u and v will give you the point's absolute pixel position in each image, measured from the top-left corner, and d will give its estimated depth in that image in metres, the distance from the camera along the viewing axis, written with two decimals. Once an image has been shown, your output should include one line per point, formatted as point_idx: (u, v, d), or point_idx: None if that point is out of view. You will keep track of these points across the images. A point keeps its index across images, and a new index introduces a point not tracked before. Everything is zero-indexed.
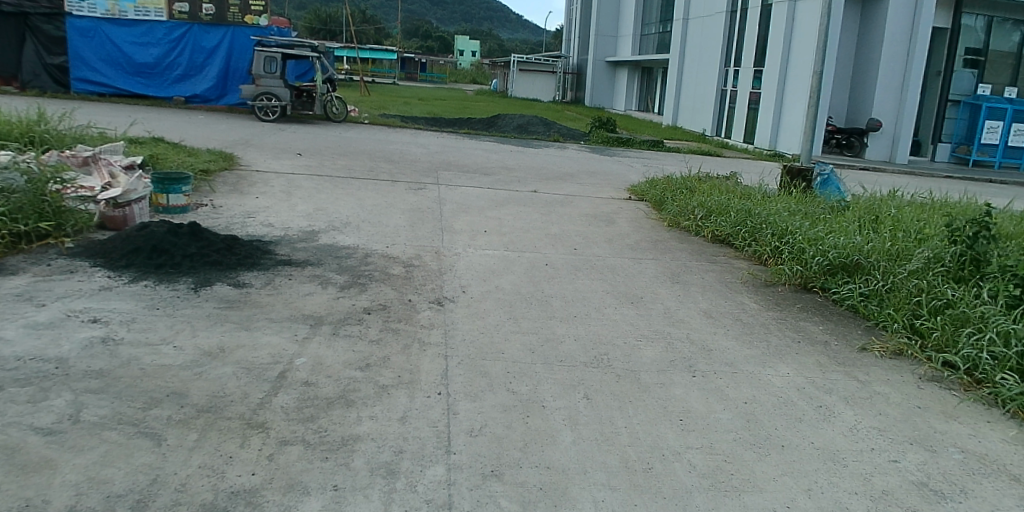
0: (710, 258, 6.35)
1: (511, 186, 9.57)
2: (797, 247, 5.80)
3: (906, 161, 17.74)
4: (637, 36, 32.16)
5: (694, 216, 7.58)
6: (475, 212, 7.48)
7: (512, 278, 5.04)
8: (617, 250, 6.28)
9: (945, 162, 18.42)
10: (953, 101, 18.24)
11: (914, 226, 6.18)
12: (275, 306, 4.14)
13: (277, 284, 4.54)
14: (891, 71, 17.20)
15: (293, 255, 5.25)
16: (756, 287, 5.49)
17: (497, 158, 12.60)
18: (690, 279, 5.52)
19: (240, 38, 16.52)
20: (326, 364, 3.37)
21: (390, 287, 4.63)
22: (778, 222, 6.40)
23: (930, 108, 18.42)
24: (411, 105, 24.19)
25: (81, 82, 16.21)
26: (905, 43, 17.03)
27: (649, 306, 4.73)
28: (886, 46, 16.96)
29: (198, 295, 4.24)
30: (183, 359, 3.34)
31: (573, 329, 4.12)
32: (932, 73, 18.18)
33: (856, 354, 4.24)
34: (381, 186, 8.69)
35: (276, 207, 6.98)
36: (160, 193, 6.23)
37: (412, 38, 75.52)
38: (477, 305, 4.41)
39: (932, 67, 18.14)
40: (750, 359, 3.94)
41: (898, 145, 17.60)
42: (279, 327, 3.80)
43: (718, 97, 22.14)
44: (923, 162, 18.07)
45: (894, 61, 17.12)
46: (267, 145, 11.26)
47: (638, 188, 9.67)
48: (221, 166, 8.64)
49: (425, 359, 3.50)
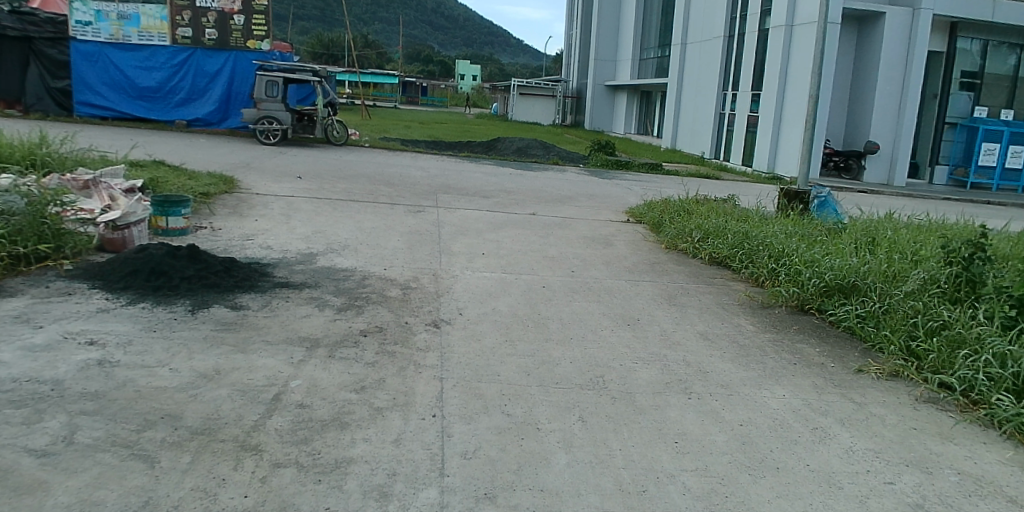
0: (707, 280, 6.38)
1: (510, 209, 9.61)
2: (793, 269, 5.83)
3: (904, 184, 17.85)
4: (637, 60, 32.59)
5: (691, 238, 7.61)
6: (474, 235, 7.51)
7: (509, 300, 5.05)
8: (615, 273, 6.31)
9: (943, 185, 18.51)
10: (950, 123, 18.37)
11: (911, 248, 6.22)
12: (271, 328, 4.15)
13: (274, 307, 4.55)
14: (887, 95, 17.42)
15: (291, 277, 5.27)
16: (752, 309, 5.51)
17: (497, 181, 12.66)
18: (687, 301, 5.53)
19: (243, 62, 16.71)
20: (322, 387, 3.37)
21: (388, 310, 4.65)
22: (775, 243, 6.44)
23: (927, 130, 18.59)
24: (411, 128, 24.42)
25: (83, 106, 16.39)
26: (899, 68, 17.31)
27: (646, 328, 4.73)
28: (880, 71, 17.22)
29: (195, 318, 4.25)
30: (179, 381, 3.35)
31: (569, 351, 4.12)
32: (930, 96, 18.39)
33: (852, 376, 4.25)
34: (380, 208, 8.74)
35: (276, 230, 7.00)
36: (160, 215, 6.27)
37: (413, 63, 76.45)
38: (474, 327, 4.42)
39: (929, 90, 18.36)
40: (745, 381, 3.94)
41: (896, 168, 17.74)
42: (275, 350, 3.81)
43: (716, 120, 22.35)
44: (922, 185, 18.15)
45: (890, 86, 17.36)
46: (268, 168, 11.32)
47: (637, 210, 9.72)
48: (221, 190, 8.70)
49: (421, 382, 3.51)
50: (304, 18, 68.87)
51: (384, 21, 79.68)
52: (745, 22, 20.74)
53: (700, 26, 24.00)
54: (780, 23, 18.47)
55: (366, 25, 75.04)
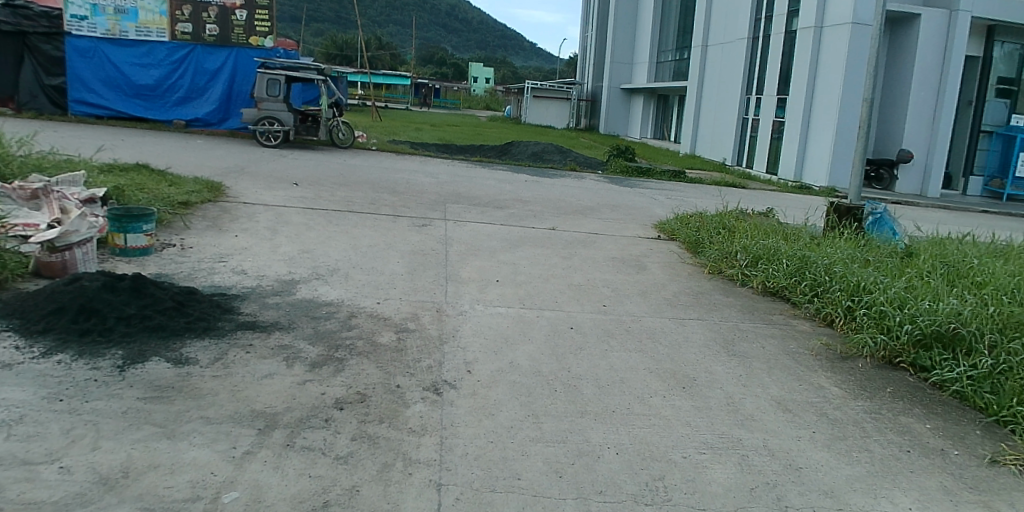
0: (765, 318, 5.31)
1: (526, 222, 8.59)
2: (877, 310, 4.76)
3: (939, 196, 16.72)
4: (653, 63, 31.52)
5: (738, 262, 6.57)
6: (486, 255, 6.52)
7: (529, 350, 4.02)
8: (654, 307, 5.26)
9: (978, 197, 17.34)
10: (985, 132, 17.19)
11: (1017, 285, 5.12)
12: (218, 396, 3.12)
13: (229, 361, 3.52)
14: (923, 100, 16.30)
15: (260, 315, 4.27)
16: (829, 361, 4.46)
17: (511, 188, 11.68)
18: (749, 350, 4.48)
19: (244, 60, 15.81)
20: (265, 505, 2.35)
21: (375, 365, 3.63)
22: (848, 277, 5.38)
23: (960, 139, 17.47)
24: (422, 130, 23.50)
25: (79, 104, 15.58)
26: (936, 73, 16.18)
27: (706, 393, 3.68)
28: (916, 76, 16.10)
29: (122, 379, 3.23)
30: (64, 492, 2.35)
31: (612, 434, 3.08)
32: (965, 103, 17.17)
33: (985, 471, 3.19)
34: (381, 221, 7.76)
35: (256, 248, 6.04)
36: (117, 231, 5.32)
37: (426, 65, 75.61)
38: (486, 393, 3.39)
39: (964, 96, 17.18)
40: (854, 487, 2.89)
41: (931, 179, 16.61)
42: (216, 434, 2.80)
43: (740, 125, 21.23)
44: (955, 197, 17.04)
45: (926, 92, 16.25)
46: (263, 174, 10.37)
47: (668, 226, 8.69)
48: (203, 198, 7.76)
49: (409, 493, 2.49)
50: (318, 19, 68.36)
51: (397, 23, 78.96)
52: (770, 23, 19.63)
53: (722, 27, 22.90)
54: (809, 24, 17.37)
55: (380, 27, 74.51)
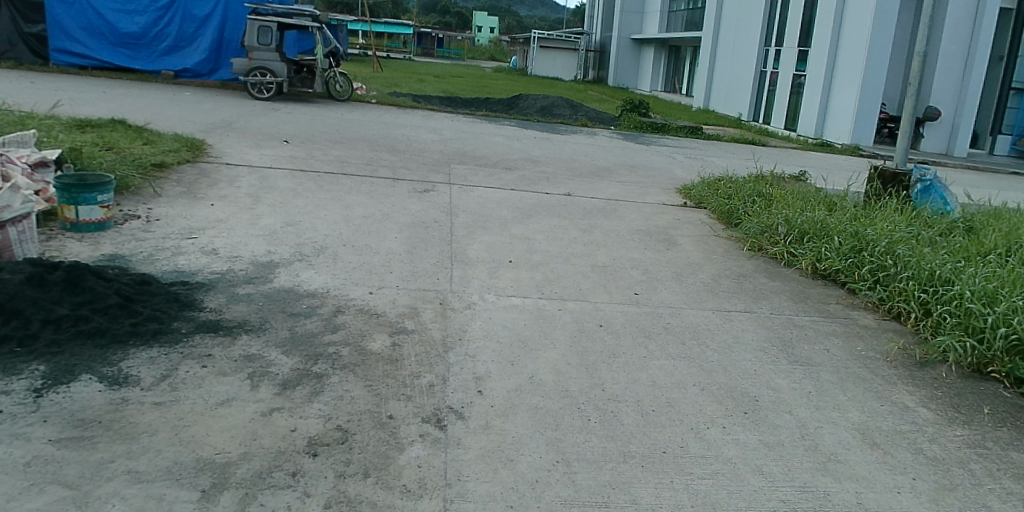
0: (821, 309, 4.57)
1: (539, 186, 7.79)
2: (963, 306, 3.99)
3: (966, 155, 15.71)
4: (665, 13, 30.05)
5: (782, 238, 5.78)
6: (498, 227, 5.76)
7: (553, 360, 3.30)
8: (693, 295, 4.52)
9: (1005, 156, 16.33)
10: (1016, 88, 16.06)
11: None
12: (155, 438, 2.40)
13: (179, 381, 2.80)
14: (953, 54, 15.18)
15: (227, 311, 3.53)
16: (905, 370, 3.73)
17: (520, 146, 10.85)
18: (812, 355, 3.74)
19: (234, 6, 14.69)
20: None
21: (362, 384, 2.90)
22: (919, 262, 4.60)
23: (989, 96, 16.40)
24: (425, 82, 22.41)
25: (59, 53, 14.59)
26: (968, 24, 14.97)
27: (775, 422, 2.96)
28: (946, 28, 14.94)
29: (34, 409, 2.51)
30: None
31: (662, 494, 2.36)
32: (995, 58, 16.05)
33: None
34: (378, 186, 6.98)
35: (234, 219, 5.29)
36: (66, 204, 4.58)
37: (429, 14, 73.35)
38: (501, 427, 2.67)
39: (995, 51, 16.03)
40: None
41: (958, 137, 15.58)
42: (145, 500, 2.09)
43: (757, 79, 20.09)
44: (982, 156, 16.06)
45: (956, 45, 15.11)
46: (251, 130, 9.54)
47: (695, 191, 7.88)
48: (180, 159, 6.96)
49: None
50: None
51: None
52: None
53: None
54: None
55: None
